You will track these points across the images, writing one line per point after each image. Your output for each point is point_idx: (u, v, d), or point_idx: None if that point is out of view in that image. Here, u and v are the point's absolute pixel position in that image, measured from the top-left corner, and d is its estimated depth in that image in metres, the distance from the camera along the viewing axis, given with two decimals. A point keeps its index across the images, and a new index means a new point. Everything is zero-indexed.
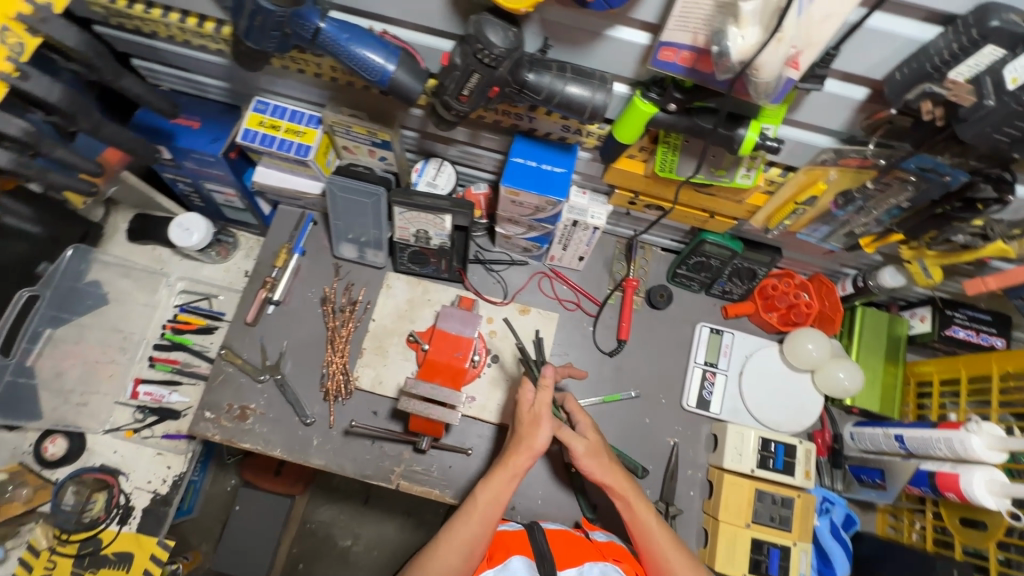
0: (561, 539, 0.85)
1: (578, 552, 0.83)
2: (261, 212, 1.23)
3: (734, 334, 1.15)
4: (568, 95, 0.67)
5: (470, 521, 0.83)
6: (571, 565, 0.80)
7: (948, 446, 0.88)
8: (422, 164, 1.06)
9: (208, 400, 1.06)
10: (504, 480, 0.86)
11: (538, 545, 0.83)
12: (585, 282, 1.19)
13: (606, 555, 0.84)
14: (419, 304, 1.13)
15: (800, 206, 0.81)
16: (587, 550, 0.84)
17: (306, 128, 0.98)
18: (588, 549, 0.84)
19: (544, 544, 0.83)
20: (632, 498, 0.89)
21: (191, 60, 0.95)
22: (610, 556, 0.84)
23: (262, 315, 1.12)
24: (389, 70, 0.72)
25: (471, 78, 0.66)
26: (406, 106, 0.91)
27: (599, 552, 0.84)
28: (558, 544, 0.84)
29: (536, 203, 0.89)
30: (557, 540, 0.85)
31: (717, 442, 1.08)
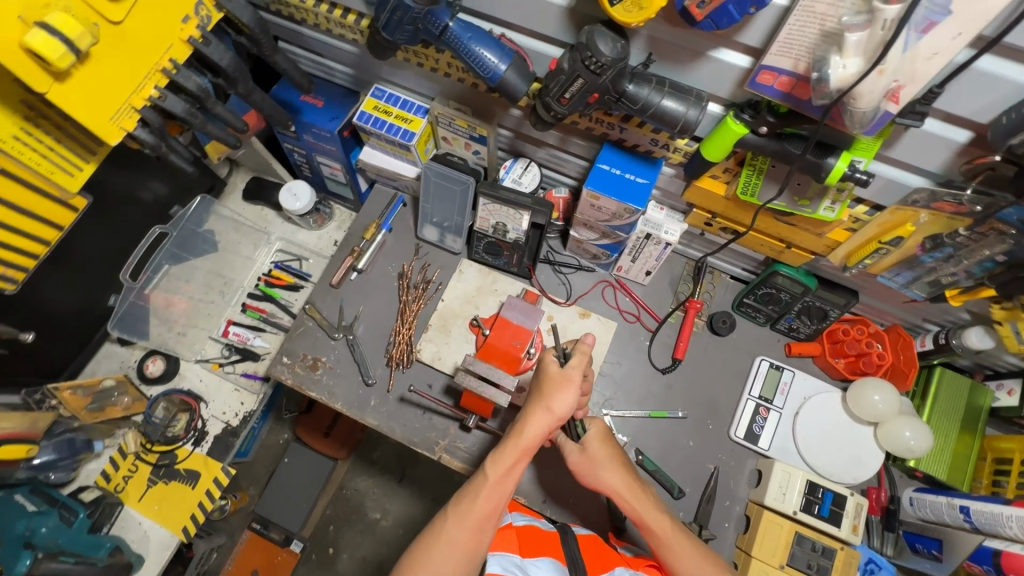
0: (591, 545, 0.87)
1: (606, 557, 0.85)
2: (358, 189, 1.35)
3: (795, 374, 1.13)
4: (663, 108, 0.71)
5: (481, 496, 0.83)
6: (602, 569, 0.82)
7: (1021, 526, 0.83)
8: (511, 162, 1.13)
9: (287, 347, 1.17)
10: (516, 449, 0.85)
11: (569, 548, 0.83)
12: (648, 297, 1.21)
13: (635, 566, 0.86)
14: (487, 292, 1.20)
15: (883, 246, 0.80)
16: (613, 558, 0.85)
17: (413, 116, 1.09)
18: (616, 556, 0.86)
19: (574, 548, 0.84)
20: (641, 506, 0.90)
21: (327, 46, 1.08)
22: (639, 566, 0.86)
23: (345, 280, 1.23)
24: (500, 70, 0.79)
25: (575, 83, 0.71)
26: (507, 106, 0.99)
27: (628, 564, 0.86)
28: (589, 550, 0.86)
29: (614, 210, 0.93)
30: (587, 543, 0.87)
31: (762, 478, 1.06)
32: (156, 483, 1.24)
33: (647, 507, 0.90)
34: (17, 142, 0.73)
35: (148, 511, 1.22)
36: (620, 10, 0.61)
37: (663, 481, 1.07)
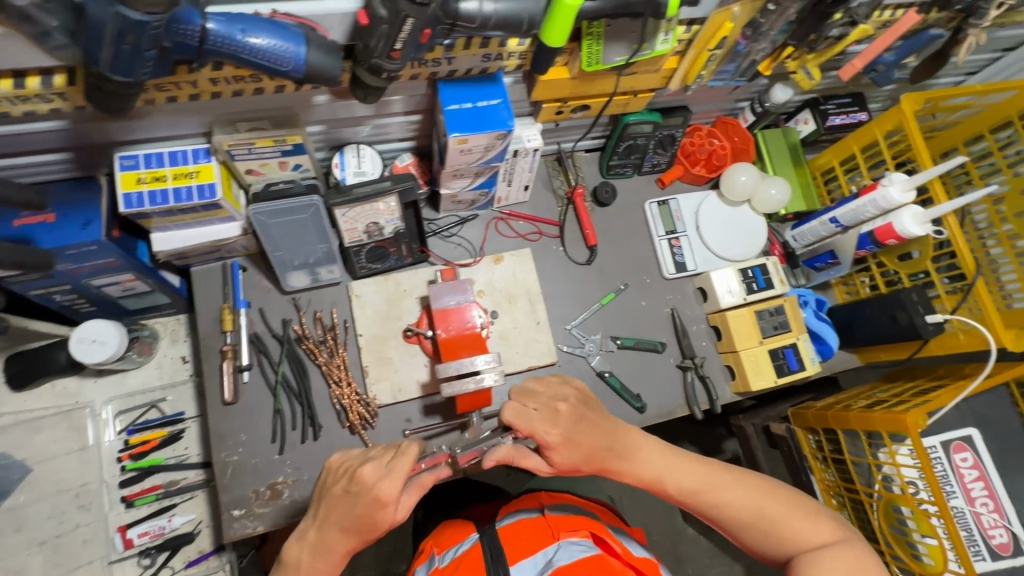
0: (513, 537, 0.92)
1: (528, 545, 0.89)
2: (171, 286, 1.05)
3: (678, 199, 1.25)
4: (504, 12, 0.64)
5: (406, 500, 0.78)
6: (524, 558, 0.88)
7: (875, 206, 1.06)
8: (339, 157, 0.97)
9: (231, 498, 0.95)
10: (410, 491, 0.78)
11: (492, 547, 0.89)
12: (536, 210, 1.20)
13: (555, 534, 0.90)
14: (398, 298, 1.07)
15: (712, 53, 0.88)
16: (539, 539, 0.90)
17: (197, 166, 0.85)
18: (543, 536, 0.91)
19: (498, 544, 0.90)
20: (642, 467, 0.91)
21: (13, 139, 0.75)
22: (560, 532, 0.90)
23: (238, 389, 0.99)
24: (300, 53, 0.63)
25: (403, 26, 0.61)
26: (307, 97, 0.81)
27: (552, 534, 0.91)
28: (512, 539, 0.91)
29: (485, 143, 0.87)
30: (511, 534, 0.92)
31: (706, 292, 1.20)
32: None
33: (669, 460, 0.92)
34: None
35: None
36: None
37: (644, 344, 1.16)
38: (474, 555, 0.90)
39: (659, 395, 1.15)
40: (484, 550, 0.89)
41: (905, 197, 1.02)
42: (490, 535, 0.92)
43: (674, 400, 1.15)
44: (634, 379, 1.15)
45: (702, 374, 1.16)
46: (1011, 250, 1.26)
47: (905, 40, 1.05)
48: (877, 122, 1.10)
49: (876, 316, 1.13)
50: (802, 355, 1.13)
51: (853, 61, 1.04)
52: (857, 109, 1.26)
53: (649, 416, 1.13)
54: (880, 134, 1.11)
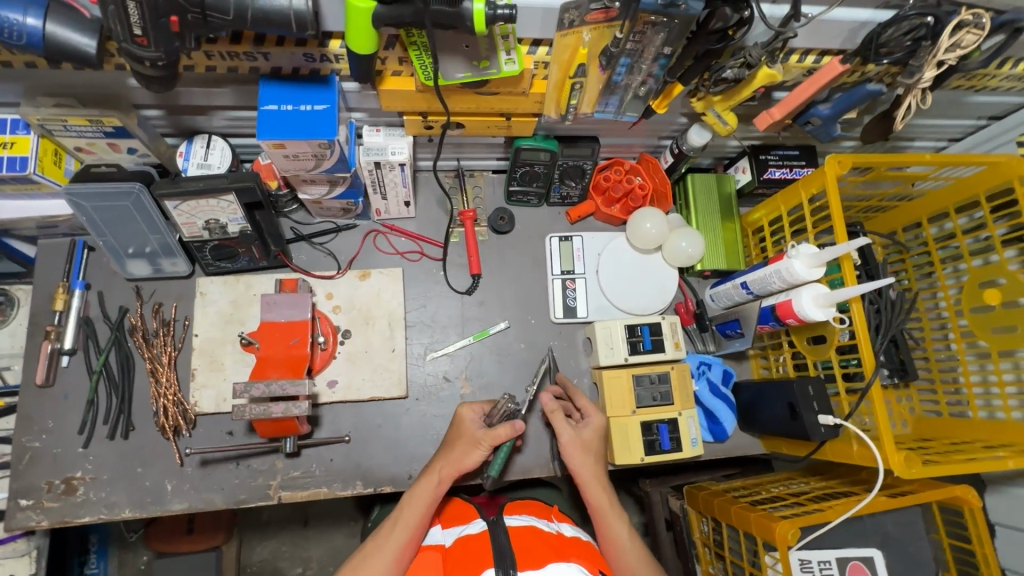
0: (524, 539, 0.77)
1: (539, 553, 0.74)
2: (20, 254, 1.02)
3: (583, 237, 1.14)
4: (261, 8, 0.57)
5: (424, 488, 0.83)
6: (532, 566, 0.72)
7: (780, 278, 0.91)
8: (186, 146, 0.91)
9: (21, 486, 0.91)
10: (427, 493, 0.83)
11: (498, 543, 0.76)
12: (423, 228, 1.11)
13: (566, 554, 0.75)
14: (245, 302, 1.01)
15: (577, 81, 0.78)
16: (549, 550, 0.75)
17: (12, 137, 0.81)
18: (549, 549, 0.76)
19: (505, 541, 0.76)
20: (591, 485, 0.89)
21: None
22: (571, 556, 0.76)
23: (55, 373, 0.95)
24: (33, 27, 0.58)
25: (127, 5, 0.55)
26: (119, 79, 0.76)
27: (561, 552, 0.76)
28: (520, 545, 0.76)
29: (311, 151, 0.79)
30: (520, 539, 0.77)
31: (592, 344, 1.07)
32: None
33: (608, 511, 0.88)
34: None
35: None
36: None
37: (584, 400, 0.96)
38: (480, 547, 0.76)
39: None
40: (492, 542, 0.76)
41: (811, 273, 0.88)
42: (502, 529, 0.79)
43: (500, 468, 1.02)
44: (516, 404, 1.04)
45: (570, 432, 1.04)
46: (965, 349, 1.08)
47: (842, 92, 0.90)
48: (803, 183, 0.96)
49: (775, 403, 0.98)
50: (680, 434, 0.99)
51: (771, 109, 0.90)
52: (804, 164, 1.09)
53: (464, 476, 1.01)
54: (806, 197, 0.97)
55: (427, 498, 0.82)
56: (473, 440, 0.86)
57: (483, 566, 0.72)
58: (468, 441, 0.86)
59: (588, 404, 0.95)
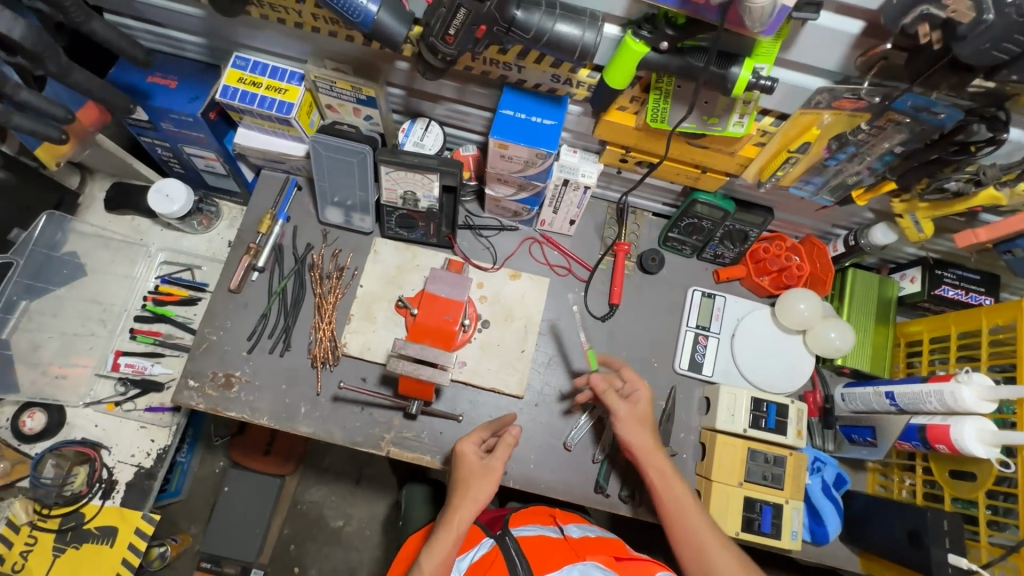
0: (537, 550, 0.88)
1: (555, 558, 0.87)
2: (243, 178, 1.19)
3: (725, 298, 1.15)
4: (558, 34, 0.65)
5: (441, 543, 0.86)
6: (549, 569, 0.85)
7: (939, 400, 0.88)
8: (409, 123, 1.04)
9: (192, 369, 1.05)
10: (448, 544, 0.86)
11: (512, 553, 0.86)
12: (576, 248, 1.18)
13: (582, 553, 0.88)
14: (408, 269, 1.11)
15: (794, 155, 0.81)
16: (565, 554, 0.88)
17: (288, 85, 0.96)
18: (565, 553, 0.88)
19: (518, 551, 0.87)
20: (620, 410, 0.96)
21: (168, 13, 0.91)
22: (586, 552, 0.89)
23: (245, 283, 1.09)
24: (371, 11, 0.70)
25: (457, 13, 0.65)
26: (390, 60, 0.89)
27: (576, 552, 0.89)
28: (534, 552, 0.88)
29: (526, 157, 0.87)
30: (532, 548, 0.88)
31: (710, 404, 1.08)
32: (64, 550, 1.09)
33: (658, 471, 0.92)
34: None
35: None
36: None
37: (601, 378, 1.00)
38: (494, 561, 0.87)
39: (578, 473, 1.05)
40: (505, 553, 0.87)
41: (980, 405, 0.84)
42: (510, 540, 0.90)
43: (587, 497, 1.04)
44: (610, 441, 1.06)
45: None
46: None
47: None
48: (987, 310, 0.93)
49: (892, 523, 0.94)
50: (782, 522, 0.96)
51: (977, 230, 0.88)
52: (982, 291, 1.04)
53: (544, 490, 1.04)
54: (986, 325, 0.93)
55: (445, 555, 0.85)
56: (482, 474, 0.91)
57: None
58: (481, 477, 0.90)
59: (632, 376, 0.99)
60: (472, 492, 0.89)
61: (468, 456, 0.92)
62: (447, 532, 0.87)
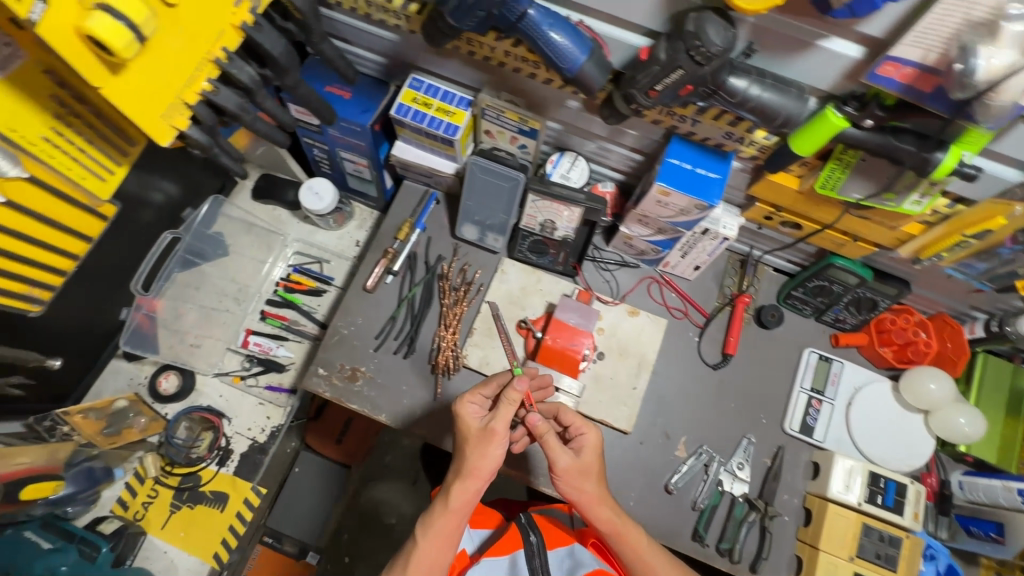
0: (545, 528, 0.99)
1: (560, 535, 0.99)
2: (383, 185, 1.27)
3: (844, 364, 1.13)
4: (764, 102, 0.68)
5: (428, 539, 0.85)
6: (560, 545, 0.97)
7: None
8: (557, 155, 1.08)
9: (322, 358, 1.11)
10: (439, 549, 0.84)
11: (527, 527, 0.96)
12: (694, 292, 1.19)
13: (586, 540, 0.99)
14: (531, 292, 1.15)
15: (965, 241, 0.81)
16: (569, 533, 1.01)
17: (455, 109, 1.02)
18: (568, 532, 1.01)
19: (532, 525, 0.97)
20: (558, 456, 0.87)
21: (363, 34, 0.99)
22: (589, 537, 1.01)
23: (379, 284, 1.16)
24: (580, 60, 0.74)
25: (672, 74, 0.67)
26: (563, 98, 0.94)
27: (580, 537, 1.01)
28: (546, 527, 0.99)
29: (683, 206, 0.90)
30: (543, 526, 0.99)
31: (819, 470, 1.06)
32: (180, 508, 1.17)
33: (624, 525, 0.88)
34: (46, 142, 0.81)
35: (175, 539, 1.15)
36: None
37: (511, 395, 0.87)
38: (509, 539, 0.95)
39: (678, 518, 1.05)
40: (521, 532, 0.96)
41: None
42: (525, 520, 0.98)
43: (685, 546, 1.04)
44: (714, 492, 1.06)
45: (768, 527, 1.04)
46: None
47: None
48: None
49: None
50: None
51: None
52: None
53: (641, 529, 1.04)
54: None
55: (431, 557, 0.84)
56: (485, 472, 0.86)
57: (516, 547, 0.94)
58: (471, 479, 0.85)
59: (580, 422, 0.92)
60: (461, 491, 0.85)
61: (474, 451, 0.86)
62: (436, 532, 0.85)
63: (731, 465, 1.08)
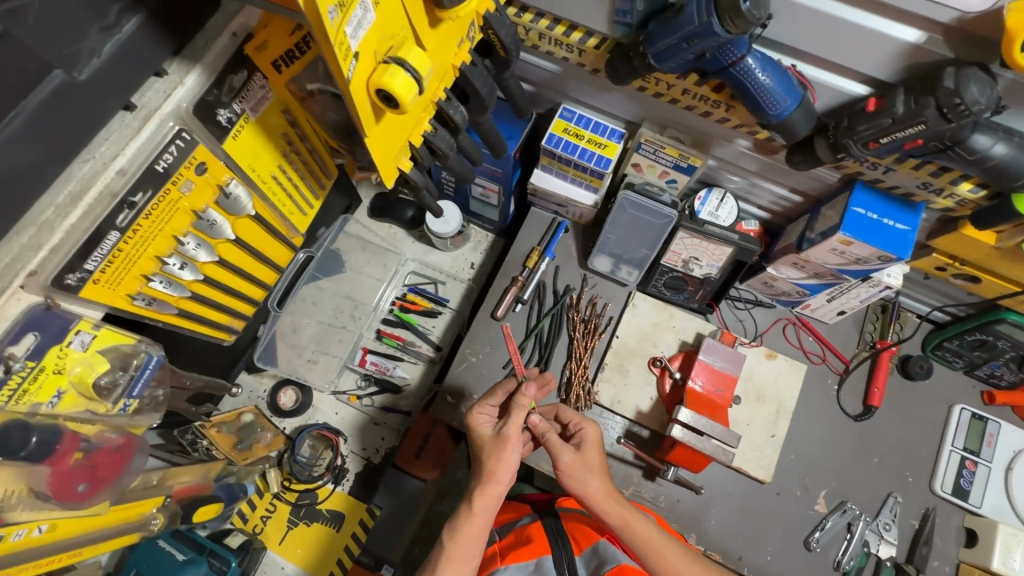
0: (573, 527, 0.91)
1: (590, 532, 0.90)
2: (507, 210, 1.25)
3: (1000, 424, 1.06)
4: (1006, 162, 0.64)
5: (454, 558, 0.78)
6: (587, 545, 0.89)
7: None
8: (704, 192, 1.03)
9: (451, 385, 1.10)
10: (465, 556, 0.78)
11: (554, 528, 0.90)
12: (833, 337, 1.14)
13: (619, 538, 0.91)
14: (664, 329, 1.12)
15: None
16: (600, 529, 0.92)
17: (608, 141, 1.00)
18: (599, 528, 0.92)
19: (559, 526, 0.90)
20: (563, 453, 0.86)
21: (522, 63, 0.99)
22: None
23: (508, 312, 1.15)
24: (789, 108, 0.71)
25: (909, 128, 0.64)
26: (733, 136, 0.90)
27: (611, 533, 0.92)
28: (573, 527, 0.91)
29: (863, 255, 0.86)
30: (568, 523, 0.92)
31: (976, 538, 1.00)
32: (297, 524, 1.18)
33: (627, 513, 0.82)
34: (270, 177, 0.88)
35: (291, 555, 1.16)
36: None
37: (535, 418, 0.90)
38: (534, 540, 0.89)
39: None
40: (547, 532, 0.89)
41: None
42: (552, 520, 0.92)
43: None
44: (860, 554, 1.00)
45: None
46: None
47: None
48: None
49: None
50: None
51: None
52: None
53: None
54: None
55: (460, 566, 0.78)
56: (502, 479, 0.81)
57: (543, 551, 0.87)
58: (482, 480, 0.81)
59: (580, 417, 0.92)
60: (489, 494, 0.80)
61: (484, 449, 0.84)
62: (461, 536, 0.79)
63: (878, 525, 1.02)
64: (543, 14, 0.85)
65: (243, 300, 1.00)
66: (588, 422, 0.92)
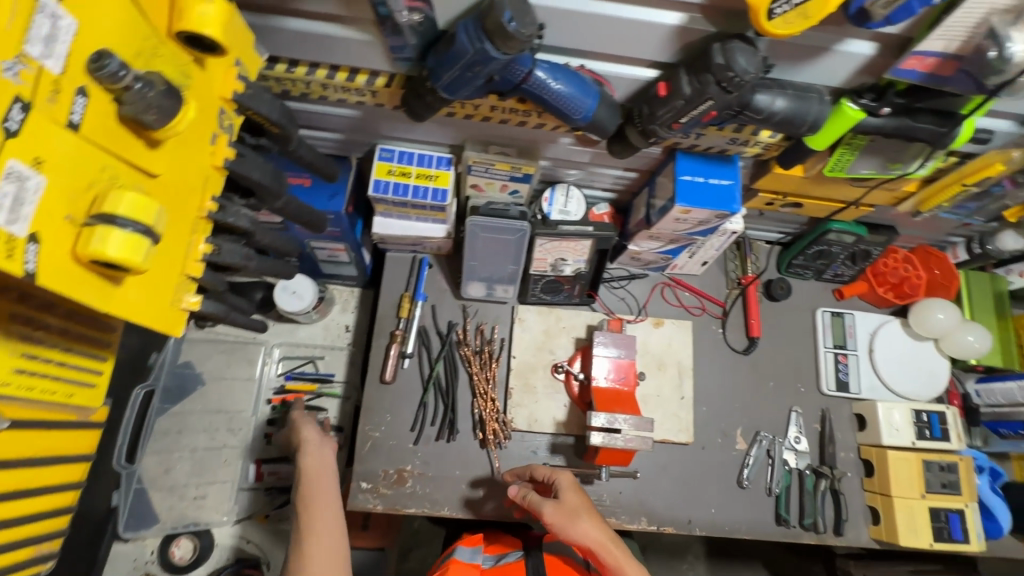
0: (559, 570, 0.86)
1: None
2: (363, 263, 1.16)
3: (854, 314, 1.20)
4: (790, 113, 0.68)
5: (320, 536, 0.83)
6: None
7: None
8: (548, 192, 1.00)
9: (363, 470, 1.01)
10: (335, 538, 0.83)
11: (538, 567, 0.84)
12: (705, 286, 1.20)
13: None
14: (555, 333, 1.11)
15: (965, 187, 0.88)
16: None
17: (437, 171, 0.95)
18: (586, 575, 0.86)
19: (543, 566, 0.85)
20: (547, 507, 0.84)
21: (318, 116, 0.89)
22: None
23: (397, 372, 1.07)
24: (592, 107, 0.70)
25: (699, 105, 0.65)
26: (554, 137, 0.89)
27: None
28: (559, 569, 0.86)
29: (704, 218, 0.89)
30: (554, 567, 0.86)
31: (865, 421, 1.12)
32: None
33: (619, 553, 0.80)
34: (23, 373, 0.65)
35: None
36: (780, 23, 0.55)
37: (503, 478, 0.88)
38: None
39: (761, 511, 1.06)
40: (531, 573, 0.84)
41: None
42: (539, 559, 0.86)
43: (775, 534, 1.05)
44: (785, 477, 1.08)
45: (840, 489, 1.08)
46: None
47: None
48: None
49: None
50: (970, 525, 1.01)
51: None
52: None
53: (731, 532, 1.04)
54: None
55: (331, 541, 0.83)
56: (311, 467, 0.92)
57: None
58: (314, 473, 0.92)
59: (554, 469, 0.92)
60: (323, 484, 0.90)
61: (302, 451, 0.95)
62: (322, 526, 0.84)
63: (790, 442, 1.11)
64: (317, 64, 0.76)
65: (51, 515, 0.85)
66: (565, 472, 0.91)
